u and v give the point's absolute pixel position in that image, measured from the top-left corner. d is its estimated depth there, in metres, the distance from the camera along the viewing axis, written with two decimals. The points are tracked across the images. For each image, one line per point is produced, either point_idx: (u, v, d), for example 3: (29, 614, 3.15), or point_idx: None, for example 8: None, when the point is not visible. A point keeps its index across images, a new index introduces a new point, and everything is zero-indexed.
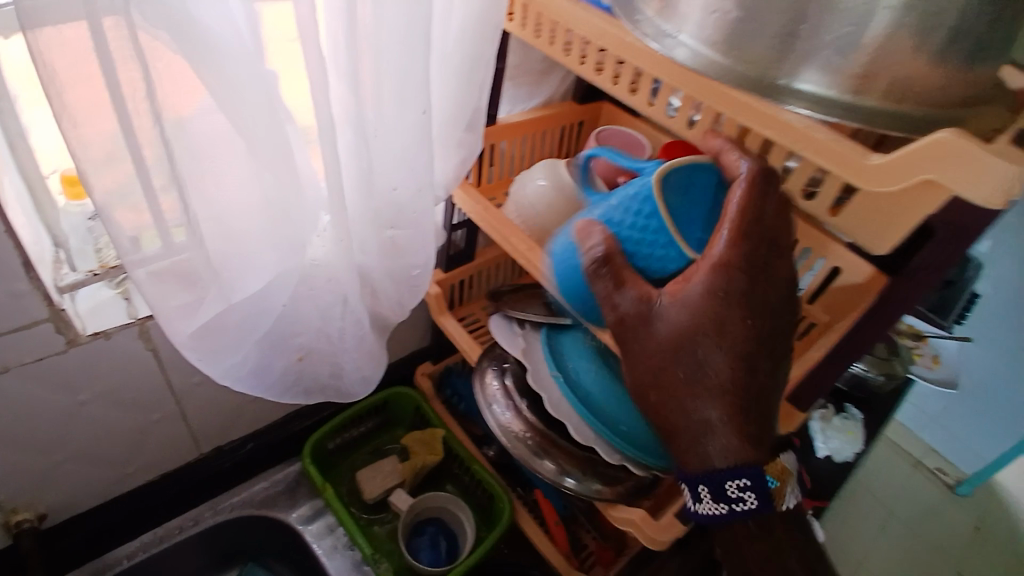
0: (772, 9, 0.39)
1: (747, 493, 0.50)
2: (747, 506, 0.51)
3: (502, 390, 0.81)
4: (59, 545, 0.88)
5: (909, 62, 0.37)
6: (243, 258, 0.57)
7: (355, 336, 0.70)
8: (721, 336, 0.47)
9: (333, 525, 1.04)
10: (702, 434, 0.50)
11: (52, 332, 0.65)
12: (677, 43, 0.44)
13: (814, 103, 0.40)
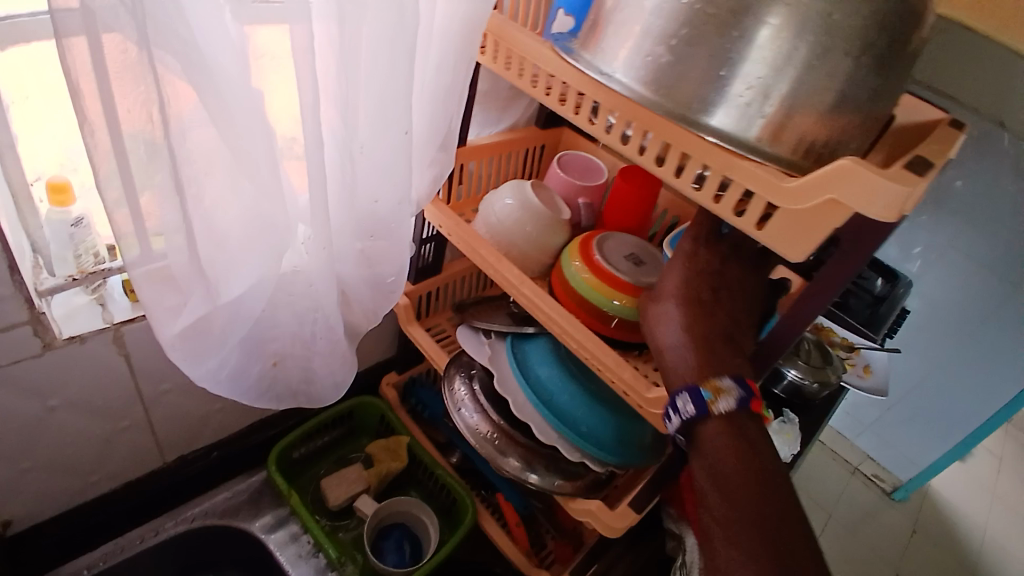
0: (697, 54, 0.46)
1: (685, 403, 0.53)
2: (689, 416, 0.53)
3: (468, 393, 0.86)
4: (14, 558, 0.86)
5: (808, 114, 0.45)
6: (231, 265, 0.61)
7: (332, 342, 0.74)
8: (694, 289, 0.60)
9: (296, 534, 1.05)
10: (690, 359, 0.55)
11: (29, 335, 0.66)
12: (614, 80, 0.51)
13: (724, 136, 0.47)
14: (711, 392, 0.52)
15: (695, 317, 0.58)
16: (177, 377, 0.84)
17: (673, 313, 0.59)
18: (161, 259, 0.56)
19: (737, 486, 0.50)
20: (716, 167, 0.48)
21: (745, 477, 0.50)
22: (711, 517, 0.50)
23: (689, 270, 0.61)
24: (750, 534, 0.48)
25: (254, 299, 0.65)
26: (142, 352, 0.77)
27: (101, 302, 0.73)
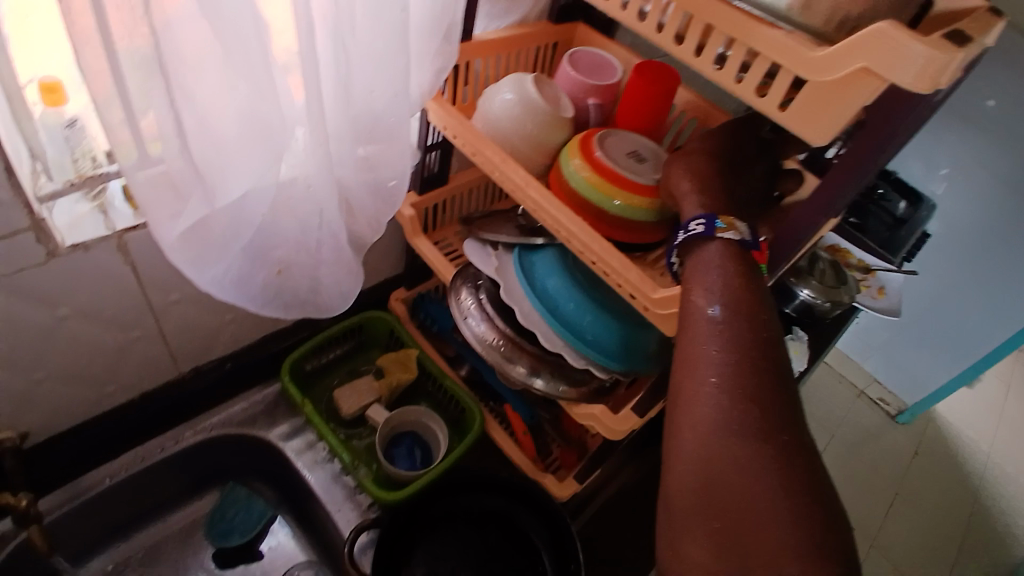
0: None
1: (696, 222, 0.55)
2: (695, 235, 0.55)
3: (475, 302, 0.85)
4: (39, 464, 0.90)
5: None
6: (228, 164, 0.59)
7: (335, 247, 0.73)
8: (704, 167, 0.60)
9: (312, 442, 1.09)
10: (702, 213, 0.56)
11: (32, 242, 0.66)
12: None
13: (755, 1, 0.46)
14: (723, 223, 0.54)
15: (705, 189, 0.58)
16: (185, 287, 0.84)
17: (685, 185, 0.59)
18: (160, 161, 0.54)
19: (730, 285, 0.51)
20: (740, 41, 0.47)
21: (737, 282, 0.51)
22: (693, 308, 0.52)
23: (702, 153, 0.62)
24: (737, 321, 0.49)
25: (255, 203, 0.64)
26: (148, 260, 0.77)
27: (104, 209, 0.72)
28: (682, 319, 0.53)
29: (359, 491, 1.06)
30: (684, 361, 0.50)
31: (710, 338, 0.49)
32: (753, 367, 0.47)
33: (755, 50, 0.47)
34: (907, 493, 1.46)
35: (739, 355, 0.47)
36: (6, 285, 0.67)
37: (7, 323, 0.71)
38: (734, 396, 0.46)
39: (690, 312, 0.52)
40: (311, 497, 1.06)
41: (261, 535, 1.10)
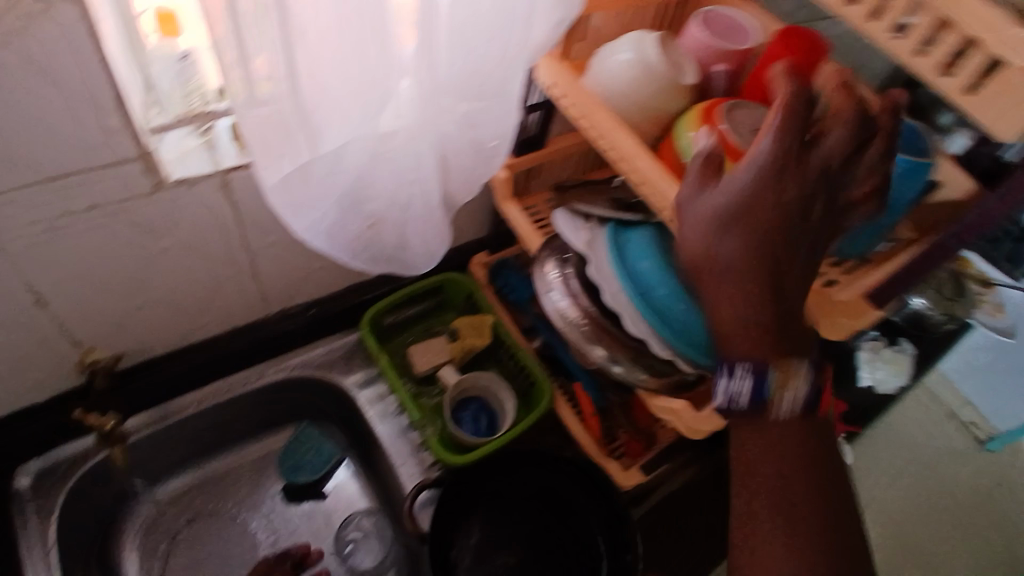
0: None
1: (744, 374, 0.55)
2: (744, 391, 0.56)
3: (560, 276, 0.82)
4: (134, 384, 0.96)
5: None
6: (336, 109, 0.57)
7: (429, 208, 0.71)
8: (749, 221, 0.51)
9: (383, 394, 1.11)
10: (744, 349, 0.55)
11: (141, 173, 0.67)
12: None
13: None
14: (777, 377, 0.55)
15: (743, 268, 0.53)
16: (278, 230, 0.85)
17: (720, 250, 0.53)
18: (271, 102, 0.54)
19: (784, 459, 0.57)
20: (934, 9, 0.43)
21: (783, 442, 0.58)
22: (750, 457, 0.59)
23: (746, 190, 0.50)
24: (793, 481, 0.58)
25: (356, 151, 0.63)
26: (247, 200, 0.78)
27: (210, 146, 0.72)
28: (737, 454, 0.60)
29: (423, 449, 1.07)
30: (745, 490, 0.59)
31: (766, 501, 0.58)
32: (794, 515, 0.57)
33: (948, 22, 0.43)
34: (996, 529, 1.34)
35: (784, 512, 0.57)
36: (115, 213, 0.69)
37: (116, 250, 0.74)
38: (774, 518, 0.58)
39: (743, 454, 0.59)
40: (378, 447, 1.08)
41: (327, 477, 1.15)
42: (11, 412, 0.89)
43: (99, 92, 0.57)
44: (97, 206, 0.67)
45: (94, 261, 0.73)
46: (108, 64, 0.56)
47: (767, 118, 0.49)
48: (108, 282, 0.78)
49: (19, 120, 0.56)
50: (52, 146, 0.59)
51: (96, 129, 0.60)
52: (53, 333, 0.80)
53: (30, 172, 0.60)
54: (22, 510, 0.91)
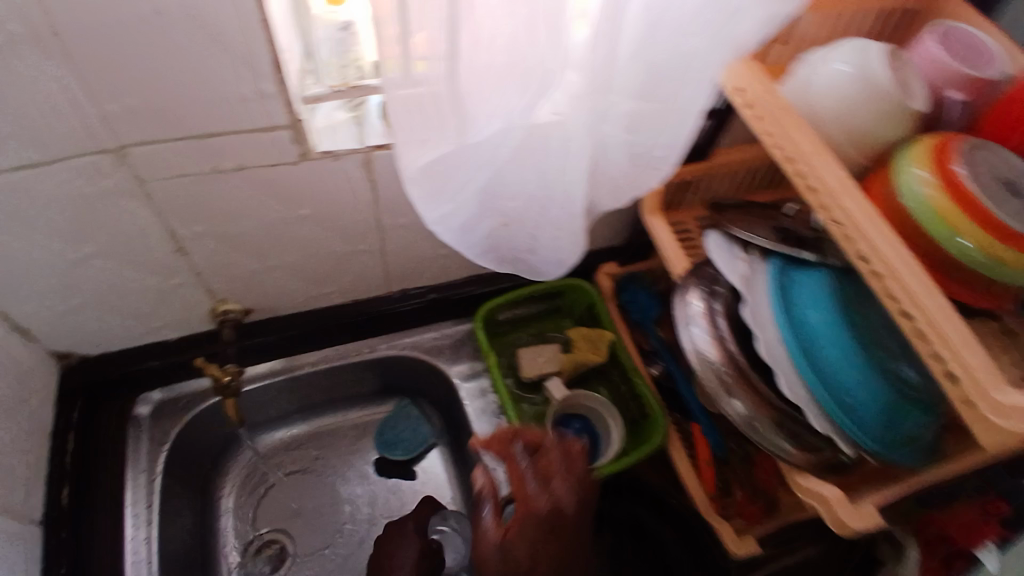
0: None
1: None
2: None
3: (704, 311, 0.72)
4: (255, 338, 1.00)
5: None
6: (484, 91, 0.53)
7: (571, 218, 0.64)
8: (523, 560, 0.74)
9: (485, 390, 1.08)
10: None
11: (288, 141, 0.66)
12: None
13: None
14: None
15: None
16: (411, 213, 0.83)
17: (499, 557, 0.74)
18: (418, 82, 0.50)
19: None
20: None
21: None
22: None
23: (514, 541, 0.74)
24: None
25: (500, 144, 0.58)
26: (386, 179, 0.76)
27: (358, 121, 0.72)
28: None
29: None
30: None
31: None
32: None
33: None
34: None
35: None
36: (260, 177, 0.70)
37: (256, 212, 0.75)
38: None
39: None
40: (471, 443, 1.05)
41: (418, 459, 1.14)
42: (147, 344, 0.96)
43: (258, 56, 0.56)
44: (243, 168, 0.68)
45: (234, 219, 0.75)
46: (268, 27, 0.55)
47: (508, 521, 0.75)
48: (245, 241, 0.79)
49: (180, 77, 0.56)
50: (208, 106, 0.60)
51: (250, 92, 0.60)
52: (191, 280, 0.84)
53: (185, 128, 0.61)
54: (139, 438, 0.97)
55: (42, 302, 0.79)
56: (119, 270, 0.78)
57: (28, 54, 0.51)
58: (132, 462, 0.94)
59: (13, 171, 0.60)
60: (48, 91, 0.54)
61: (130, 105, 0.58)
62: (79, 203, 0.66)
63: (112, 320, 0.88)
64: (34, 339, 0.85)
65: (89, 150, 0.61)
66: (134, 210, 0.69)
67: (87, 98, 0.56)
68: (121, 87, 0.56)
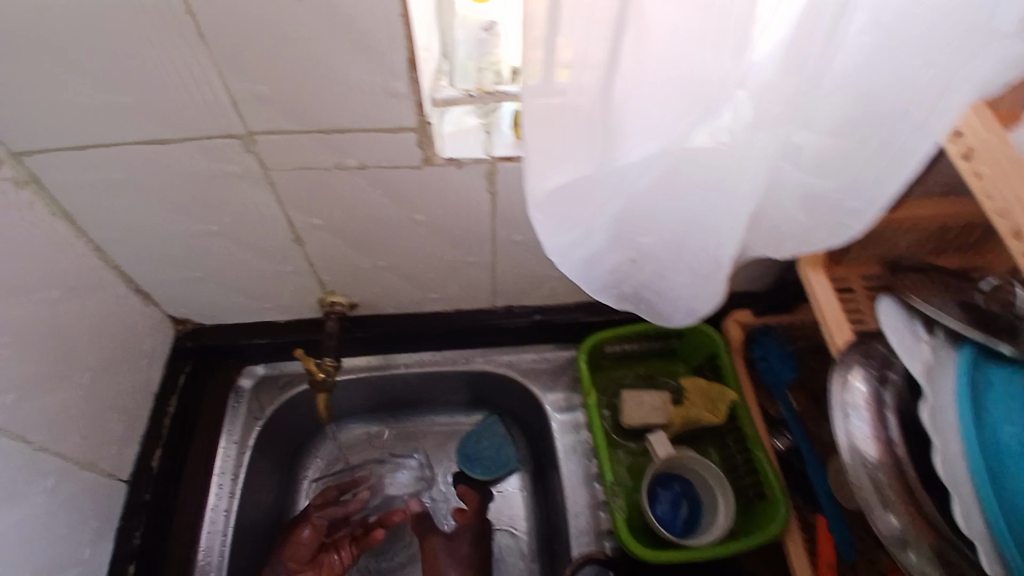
0: None
1: None
2: None
3: (866, 398, 0.61)
4: (356, 333, 0.98)
5: None
6: (645, 104, 0.44)
7: (718, 264, 0.54)
8: None
9: (578, 426, 1.01)
10: None
11: (413, 144, 0.62)
12: None
13: None
14: None
15: None
16: (530, 231, 0.77)
17: None
18: (570, 86, 0.42)
19: None
20: None
21: None
22: None
23: None
24: None
25: (650, 170, 0.49)
26: (510, 193, 0.70)
27: (488, 130, 0.66)
28: None
29: (602, 509, 0.94)
30: None
31: None
32: None
33: None
34: None
35: None
36: (380, 177, 0.66)
37: (374, 212, 0.72)
38: None
39: None
40: (557, 481, 0.98)
41: (500, 481, 1.08)
42: (255, 321, 0.98)
43: (392, 52, 0.52)
44: (364, 167, 0.65)
45: (351, 215, 0.73)
46: (407, 22, 0.50)
47: None
48: (359, 239, 0.77)
49: (309, 67, 0.53)
50: (336, 99, 0.57)
51: (379, 90, 0.56)
52: (303, 269, 0.84)
53: (311, 120, 0.59)
54: (238, 407, 1.00)
55: (164, 270, 0.82)
56: (237, 251, 0.79)
57: (164, 31, 0.50)
58: (227, 431, 0.97)
59: (143, 143, 0.61)
60: (182, 71, 0.54)
61: (259, 92, 0.56)
62: (206, 183, 0.67)
63: (227, 296, 0.90)
64: (153, 302, 0.89)
65: (217, 132, 0.60)
66: (255, 196, 0.69)
67: (221, 82, 0.55)
68: (250, 72, 0.54)
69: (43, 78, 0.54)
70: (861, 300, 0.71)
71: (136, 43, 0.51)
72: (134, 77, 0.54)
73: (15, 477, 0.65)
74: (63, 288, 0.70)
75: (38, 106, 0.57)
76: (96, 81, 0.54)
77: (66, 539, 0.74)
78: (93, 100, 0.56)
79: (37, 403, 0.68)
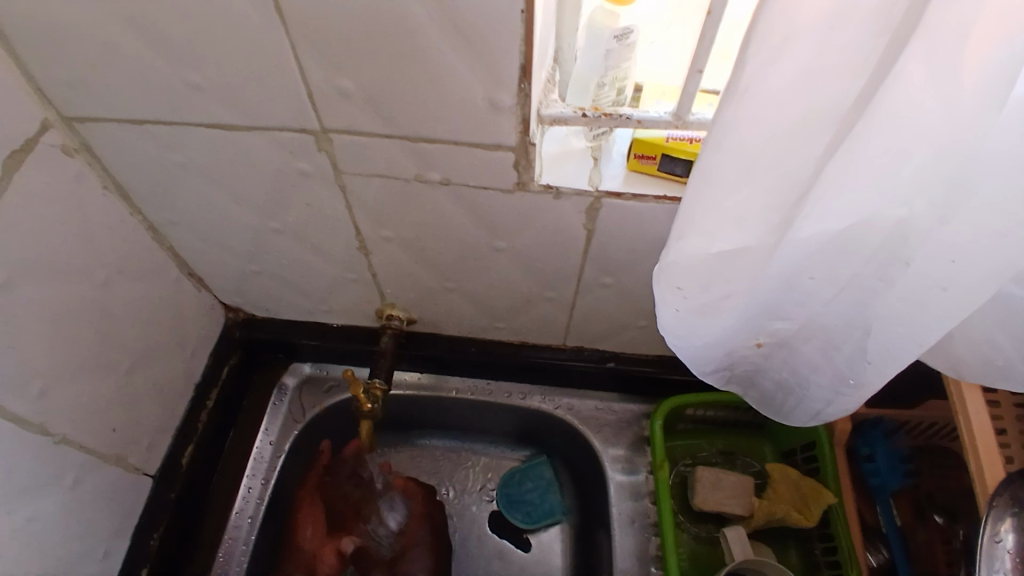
0: None
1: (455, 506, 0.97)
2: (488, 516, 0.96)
3: (1014, 558, 0.46)
4: (413, 351, 0.91)
5: None
6: (836, 210, 0.37)
7: (867, 376, 0.46)
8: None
9: (638, 493, 0.89)
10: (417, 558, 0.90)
11: (509, 166, 0.53)
12: None
13: None
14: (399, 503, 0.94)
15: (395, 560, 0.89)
16: (622, 275, 0.66)
17: None
18: (754, 157, 0.36)
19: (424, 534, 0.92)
20: None
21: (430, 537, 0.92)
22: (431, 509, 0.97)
23: None
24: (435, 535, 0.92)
25: (818, 266, 0.41)
26: (610, 233, 0.59)
27: (595, 156, 0.56)
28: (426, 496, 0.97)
29: None
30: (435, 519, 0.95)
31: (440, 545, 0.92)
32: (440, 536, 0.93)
33: None
34: None
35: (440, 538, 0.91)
36: (466, 197, 0.58)
37: (452, 231, 0.63)
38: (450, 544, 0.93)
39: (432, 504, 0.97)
40: (606, 549, 0.87)
41: (538, 531, 0.97)
42: (308, 321, 0.92)
43: (506, 58, 0.43)
44: (449, 183, 0.56)
45: (425, 232, 0.65)
46: (529, 21, 0.40)
47: None
48: (431, 258, 0.69)
49: (404, 67, 0.45)
50: (431, 106, 0.48)
51: (482, 102, 0.47)
52: (365, 279, 0.76)
53: (396, 126, 0.51)
54: (279, 406, 0.95)
55: (221, 259, 0.77)
56: (299, 252, 0.73)
57: (244, 6, 0.43)
58: (266, 428, 0.94)
59: (208, 127, 0.55)
60: (261, 54, 0.46)
61: (344, 86, 0.48)
62: (272, 178, 0.60)
63: (283, 293, 0.84)
64: (206, 288, 0.84)
65: (291, 126, 0.53)
66: (324, 198, 0.62)
67: (301, 70, 0.47)
68: (335, 64, 0.46)
69: (108, 45, 0.48)
70: (1009, 418, 0.51)
71: (212, 19, 0.44)
72: (204, 55, 0.48)
73: (33, 472, 0.61)
74: (109, 269, 0.66)
75: (101, 74, 0.51)
76: (164, 54, 0.48)
77: (82, 536, 0.69)
78: (160, 74, 0.50)
79: (68, 393, 0.64)
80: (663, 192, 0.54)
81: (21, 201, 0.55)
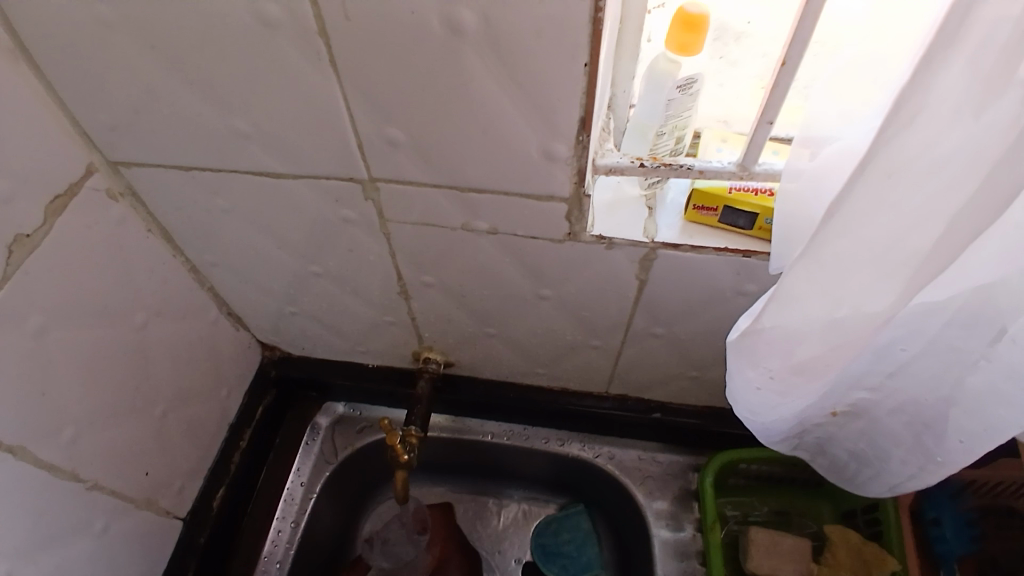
0: None
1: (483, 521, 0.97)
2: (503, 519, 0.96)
3: None
4: (451, 392, 0.88)
5: None
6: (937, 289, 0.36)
7: (952, 456, 0.43)
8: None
9: (684, 552, 0.84)
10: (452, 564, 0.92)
11: (560, 217, 0.50)
12: None
13: None
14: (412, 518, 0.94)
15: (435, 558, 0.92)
16: (674, 325, 0.63)
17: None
18: (861, 248, 0.35)
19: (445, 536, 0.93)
20: None
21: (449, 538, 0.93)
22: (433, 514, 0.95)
23: None
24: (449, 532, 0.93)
25: (910, 339, 0.40)
26: (664, 284, 0.56)
27: (650, 205, 0.54)
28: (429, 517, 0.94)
29: None
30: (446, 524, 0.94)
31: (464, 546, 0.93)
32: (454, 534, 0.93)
33: None
34: None
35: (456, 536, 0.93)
36: (513, 245, 0.56)
37: (498, 280, 0.61)
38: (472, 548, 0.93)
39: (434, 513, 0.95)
40: None
41: None
42: (343, 360, 0.90)
43: (566, 109, 0.41)
44: (496, 232, 0.54)
45: (469, 279, 0.62)
46: (591, 73, 0.38)
47: None
48: (473, 304, 0.67)
49: (457, 118, 0.43)
50: (483, 156, 0.46)
51: (537, 153, 0.45)
52: (404, 322, 0.74)
53: (445, 174, 0.49)
54: (311, 447, 0.93)
55: (261, 300, 0.76)
56: (338, 295, 0.71)
57: (295, 56, 0.42)
58: (297, 468, 0.91)
59: (254, 174, 0.54)
60: (310, 103, 0.45)
61: (395, 137, 0.46)
62: (315, 224, 0.59)
63: (321, 334, 0.82)
64: (244, 327, 0.83)
65: (338, 174, 0.52)
66: (367, 244, 0.60)
67: (350, 118, 0.46)
68: (387, 115, 0.45)
69: (160, 95, 0.48)
70: None
71: (261, 69, 0.43)
72: (252, 105, 0.47)
73: (63, 516, 0.60)
74: (148, 312, 0.66)
75: (147, 120, 0.51)
76: (213, 103, 0.48)
77: None
78: (206, 122, 0.50)
79: (102, 437, 0.63)
80: (725, 244, 0.51)
81: (64, 246, 0.55)
